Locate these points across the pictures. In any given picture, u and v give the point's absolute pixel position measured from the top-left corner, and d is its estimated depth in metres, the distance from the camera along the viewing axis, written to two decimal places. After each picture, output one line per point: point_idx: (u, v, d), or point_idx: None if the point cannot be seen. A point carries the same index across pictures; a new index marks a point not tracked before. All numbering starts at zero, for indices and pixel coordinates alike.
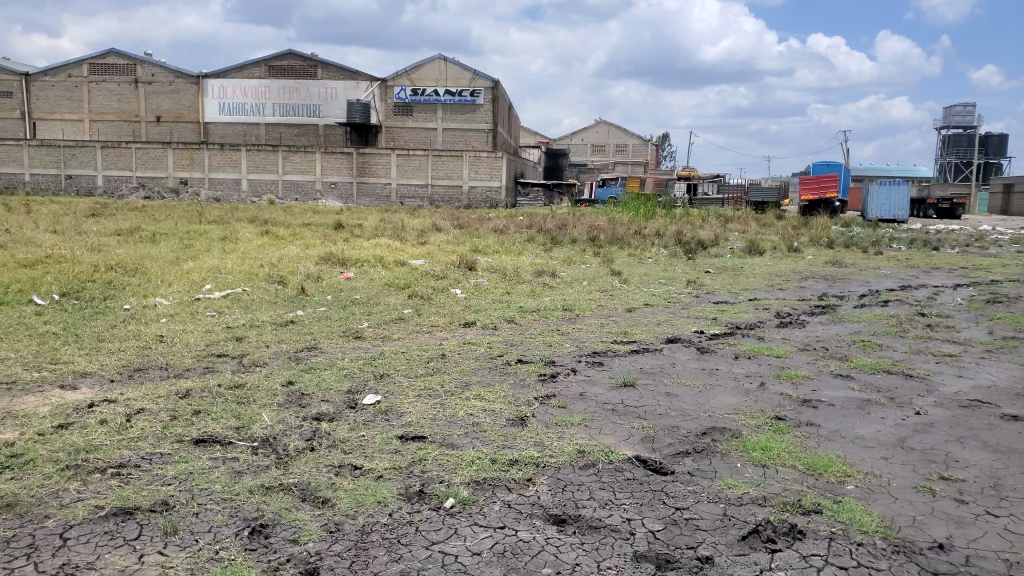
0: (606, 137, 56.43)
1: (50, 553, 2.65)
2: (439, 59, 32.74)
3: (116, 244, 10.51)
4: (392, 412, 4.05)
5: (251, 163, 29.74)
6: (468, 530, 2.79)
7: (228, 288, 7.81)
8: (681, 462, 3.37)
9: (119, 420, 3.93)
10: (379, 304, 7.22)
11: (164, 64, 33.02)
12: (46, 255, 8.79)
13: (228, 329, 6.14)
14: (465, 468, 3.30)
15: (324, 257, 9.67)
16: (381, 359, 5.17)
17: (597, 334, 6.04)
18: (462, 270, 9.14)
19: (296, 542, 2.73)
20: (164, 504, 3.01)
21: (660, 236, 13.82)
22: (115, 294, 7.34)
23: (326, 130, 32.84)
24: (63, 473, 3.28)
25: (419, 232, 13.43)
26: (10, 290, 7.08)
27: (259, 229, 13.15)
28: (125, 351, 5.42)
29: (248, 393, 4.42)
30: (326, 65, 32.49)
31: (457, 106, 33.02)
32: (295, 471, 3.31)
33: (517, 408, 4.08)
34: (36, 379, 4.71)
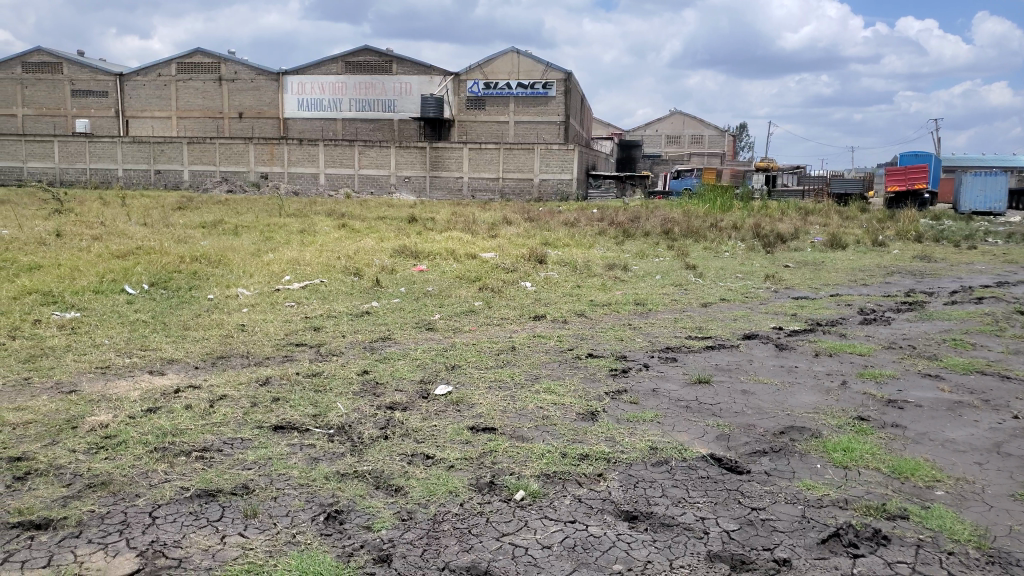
0: (680, 128, 55.42)
1: (140, 531, 2.78)
2: (512, 51, 32.68)
3: (200, 236, 10.95)
4: (463, 403, 4.07)
5: (328, 158, 30.56)
6: (539, 524, 2.79)
7: (306, 280, 8.02)
8: (758, 461, 3.29)
9: (203, 406, 4.08)
10: (450, 296, 7.29)
11: (246, 62, 34.10)
12: (137, 246, 9.22)
13: (306, 320, 6.30)
14: (535, 461, 3.30)
15: (398, 250, 9.83)
16: (453, 351, 5.21)
17: (670, 329, 5.95)
18: (533, 263, 9.14)
19: (369, 529, 2.78)
20: (245, 487, 3.12)
21: (737, 229, 13.48)
22: (200, 285, 7.64)
23: (400, 125, 33.41)
24: (151, 455, 3.43)
25: (490, 225, 13.50)
26: (103, 279, 7.45)
27: (336, 223, 13.47)
28: (210, 339, 5.63)
29: (324, 382, 4.53)
30: (400, 61, 32.96)
31: (529, 98, 32.93)
32: (370, 459, 3.38)
33: (588, 402, 4.06)
34: (127, 364, 4.95)
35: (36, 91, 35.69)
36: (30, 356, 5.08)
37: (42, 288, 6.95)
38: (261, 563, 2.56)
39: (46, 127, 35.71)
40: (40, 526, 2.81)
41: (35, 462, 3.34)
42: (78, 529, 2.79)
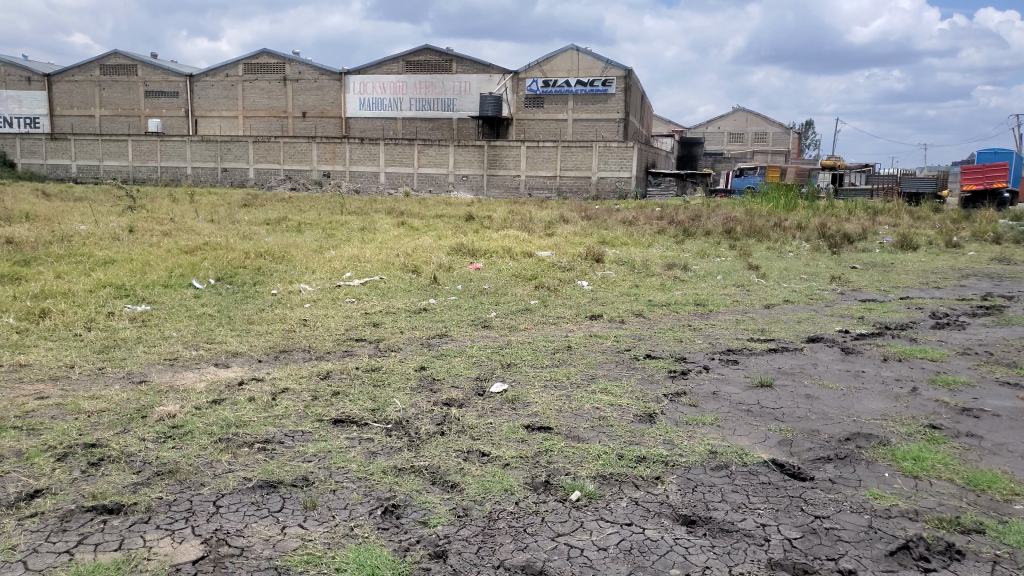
0: (743, 126, 54.38)
1: (205, 519, 2.85)
2: (571, 49, 32.54)
3: (264, 233, 11.21)
4: (518, 402, 4.07)
5: (388, 157, 31.00)
6: (595, 525, 2.76)
7: (366, 276, 8.13)
8: (822, 468, 3.20)
9: (266, 398, 4.18)
10: (507, 294, 7.29)
11: (310, 62, 34.81)
12: (205, 242, 9.49)
13: (366, 316, 6.39)
14: (592, 462, 3.28)
15: (456, 247, 9.90)
16: (509, 348, 5.22)
17: (731, 330, 5.84)
18: (590, 262, 9.08)
19: (425, 525, 2.80)
20: (305, 479, 3.18)
21: (801, 229, 13.14)
22: (264, 280, 7.81)
23: (459, 124, 33.67)
24: (216, 446, 3.52)
25: (547, 223, 13.49)
26: (172, 274, 7.70)
27: (395, 220, 13.65)
28: (272, 333, 5.76)
29: (383, 376, 4.60)
30: (460, 59, 33.20)
31: (588, 96, 32.74)
32: (427, 455, 3.40)
33: (646, 404, 4.01)
34: (193, 357, 5.10)
35: (112, 92, 37.01)
36: (103, 347, 5.28)
37: (116, 281, 7.23)
38: (319, 555, 2.60)
39: (120, 127, 37.04)
40: (112, 510, 2.91)
41: (107, 449, 3.47)
42: (147, 515, 2.89)
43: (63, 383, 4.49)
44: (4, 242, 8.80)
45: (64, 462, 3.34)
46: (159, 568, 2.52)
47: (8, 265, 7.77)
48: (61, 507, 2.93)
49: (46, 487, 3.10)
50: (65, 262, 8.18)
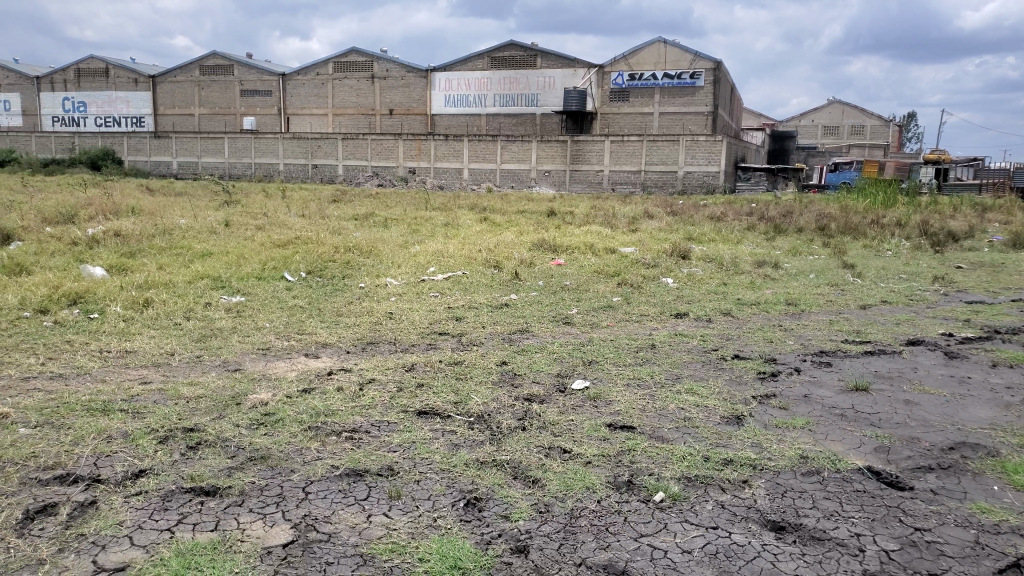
0: (839, 119, 52.30)
1: (295, 504, 2.95)
2: (658, 42, 32.03)
3: (353, 228, 11.50)
4: (600, 400, 4.03)
5: (472, 153, 31.29)
6: (679, 527, 2.71)
7: (449, 271, 8.22)
8: (922, 478, 3.04)
9: (353, 389, 4.29)
10: (589, 291, 7.25)
11: (397, 60, 35.50)
12: (297, 237, 9.81)
13: (449, 310, 6.47)
14: (676, 463, 3.22)
15: (538, 243, 9.89)
16: (591, 346, 5.18)
17: (823, 331, 5.63)
18: (675, 259, 8.93)
19: (507, 519, 2.81)
20: (390, 469, 3.24)
21: (901, 226, 12.53)
22: (352, 274, 8.02)
23: (543, 119, 33.68)
24: (306, 433, 3.64)
25: (631, 219, 13.32)
26: (265, 266, 8.00)
27: (478, 216, 13.75)
28: (360, 325, 5.91)
29: (466, 370, 4.63)
30: (545, 54, 33.19)
31: (675, 89, 32.16)
32: (508, 449, 3.42)
33: (734, 406, 3.91)
34: (285, 347, 5.28)
35: (211, 92, 38.62)
36: (201, 336, 5.54)
37: (213, 273, 7.55)
38: (403, 544, 2.64)
39: (218, 125, 38.68)
40: (209, 492, 3.04)
41: (205, 433, 3.64)
42: (241, 498, 3.01)
43: (165, 369, 4.74)
44: (113, 235, 9.32)
45: (166, 444, 3.52)
46: (253, 550, 2.62)
47: (116, 256, 8.24)
48: (163, 487, 3.09)
49: (149, 467, 3.26)
50: (167, 254, 8.60)
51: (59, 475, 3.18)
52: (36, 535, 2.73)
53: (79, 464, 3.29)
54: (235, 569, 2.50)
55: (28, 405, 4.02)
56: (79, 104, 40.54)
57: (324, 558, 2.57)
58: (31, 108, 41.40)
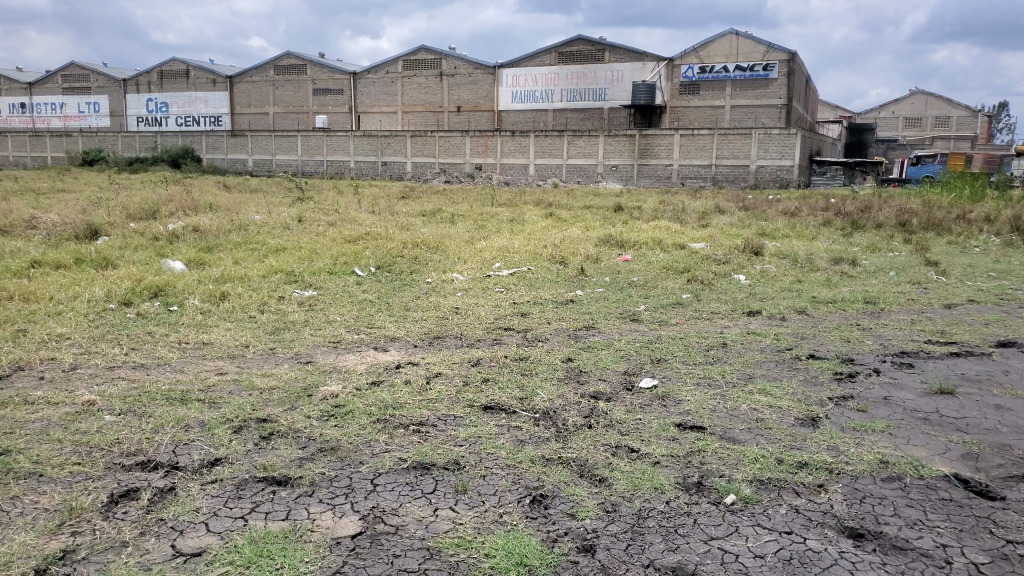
0: (922, 110, 50.17)
1: (363, 496, 2.99)
2: (730, 33, 31.27)
3: (420, 224, 11.63)
4: (669, 398, 3.97)
5: (538, 149, 31.28)
6: (751, 531, 2.64)
7: (515, 267, 8.22)
8: (1015, 488, 2.89)
9: (420, 382, 4.33)
10: (658, 287, 7.14)
11: (465, 57, 35.72)
12: (366, 232, 9.97)
13: (514, 305, 6.47)
14: (748, 465, 3.13)
15: (605, 239, 9.81)
16: (660, 343, 5.10)
17: (905, 331, 5.40)
18: (747, 255, 8.72)
19: (573, 517, 2.78)
20: (456, 463, 3.26)
21: (989, 222, 11.93)
22: (419, 269, 8.11)
23: (610, 113, 33.41)
24: (374, 426, 3.69)
25: (701, 214, 13.06)
26: (336, 261, 8.16)
27: (544, 212, 13.72)
28: (427, 320, 5.97)
29: (532, 366, 4.62)
30: (613, 48, 32.89)
31: (748, 81, 31.37)
32: (574, 446, 3.39)
33: (808, 407, 3.78)
34: (355, 340, 5.37)
35: (284, 91, 39.63)
36: (275, 329, 5.68)
37: (286, 267, 7.75)
38: (470, 539, 2.65)
39: (291, 123, 39.70)
40: (281, 482, 3.11)
41: (277, 424, 3.72)
42: (311, 488, 3.06)
43: (240, 361, 4.87)
44: (192, 230, 9.66)
45: (240, 434, 3.62)
46: (322, 540, 2.66)
47: (195, 251, 8.54)
48: (238, 475, 3.17)
49: (224, 456, 3.36)
50: (242, 249, 8.88)
51: (141, 461, 3.31)
52: (119, 518, 2.84)
53: (159, 451, 3.42)
54: (305, 558, 2.54)
55: (113, 393, 4.20)
56: (162, 104, 42.14)
57: (391, 551, 2.59)
58: (117, 109, 43.24)
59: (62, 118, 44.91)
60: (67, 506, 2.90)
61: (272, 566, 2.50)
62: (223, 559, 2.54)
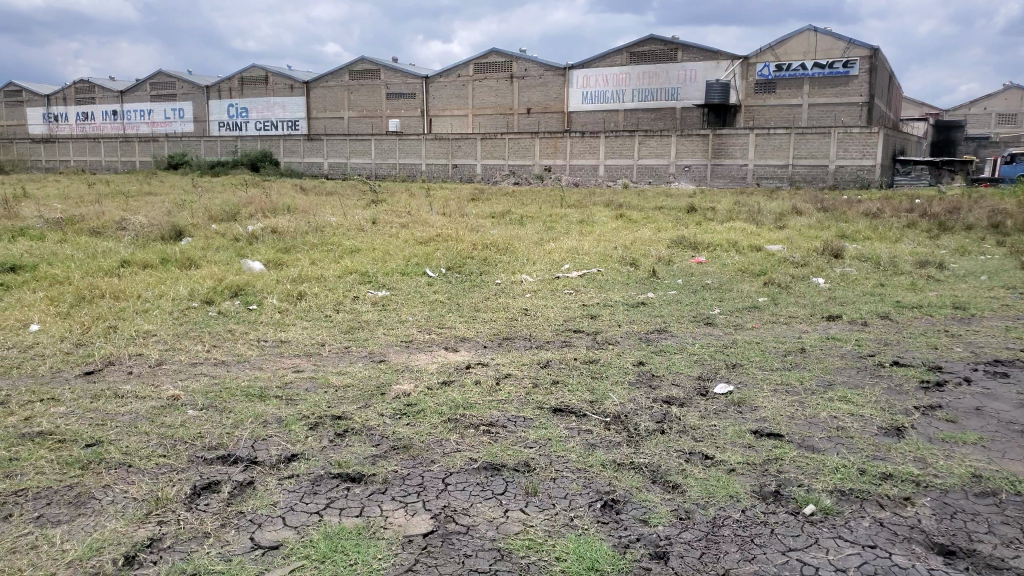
0: (1017, 106, 47.60)
1: (434, 495, 3.01)
2: (808, 30, 30.35)
3: (490, 226, 11.73)
4: (745, 405, 3.87)
5: (609, 149, 31.10)
6: (832, 543, 2.54)
7: (584, 268, 8.19)
8: None
9: (490, 382, 4.36)
10: (733, 290, 6.98)
11: (536, 59, 35.81)
12: (438, 234, 10.08)
13: (584, 307, 6.44)
14: (827, 475, 3.03)
15: (677, 240, 9.69)
16: (734, 347, 5.00)
17: (999, 339, 5.12)
18: (826, 258, 8.45)
19: (646, 523, 2.74)
20: (526, 465, 3.25)
21: None
22: (489, 270, 8.16)
23: (683, 113, 32.90)
24: (446, 425, 3.72)
25: (777, 215, 12.74)
26: (408, 262, 8.29)
27: (614, 213, 13.62)
28: (496, 321, 5.99)
29: (602, 369, 4.58)
30: (686, 48, 32.39)
31: (827, 78, 30.40)
32: (646, 451, 3.34)
33: (893, 416, 3.63)
34: (427, 340, 5.43)
35: (359, 96, 40.52)
36: (349, 328, 5.81)
37: (361, 268, 7.91)
38: (540, 541, 2.64)
39: (365, 127, 40.55)
40: (355, 479, 3.17)
41: (352, 421, 3.80)
42: (384, 486, 3.11)
43: (316, 359, 4.99)
44: (271, 231, 9.97)
45: (315, 430, 3.70)
46: (394, 537, 2.70)
47: (274, 252, 8.81)
48: (313, 471, 3.25)
49: (301, 452, 3.44)
50: (318, 250, 9.10)
51: (221, 455, 3.42)
52: (201, 510, 2.94)
53: (239, 446, 3.53)
54: (379, 555, 2.58)
55: (195, 388, 4.36)
56: (242, 110, 43.68)
57: (462, 551, 2.60)
58: (201, 115, 44.98)
59: (149, 124, 46.85)
60: (154, 497, 3.02)
61: (346, 562, 2.55)
62: (299, 553, 2.60)
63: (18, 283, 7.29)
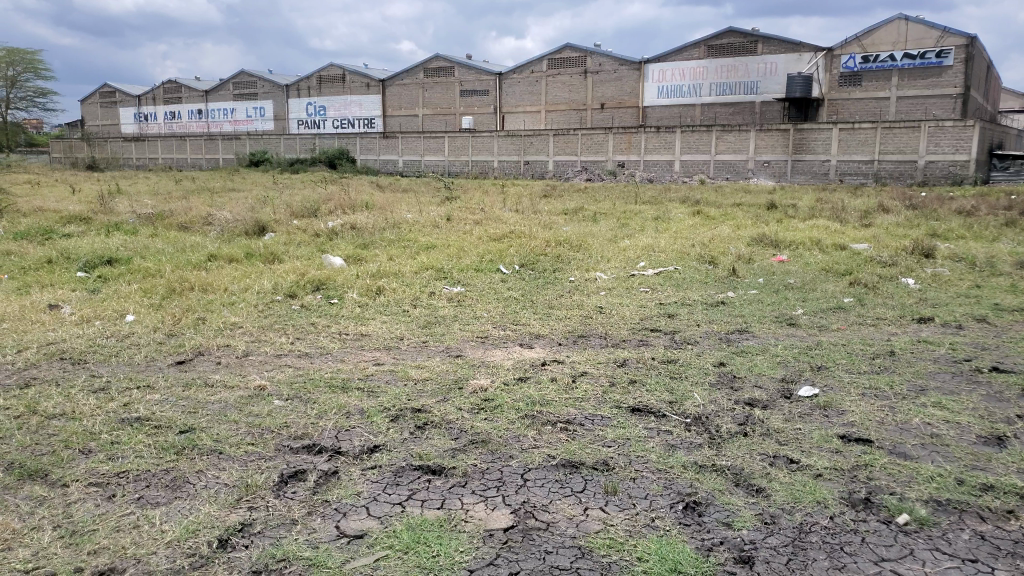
0: None
1: (514, 490, 3.04)
2: (899, 19, 29.10)
3: (563, 222, 11.70)
4: (832, 408, 3.76)
5: (684, 145, 30.66)
6: (928, 555, 2.45)
7: (660, 266, 8.08)
8: None
9: (567, 380, 4.35)
10: (816, 290, 6.77)
11: (611, 54, 35.54)
12: (512, 231, 10.12)
13: (661, 306, 6.36)
14: (922, 484, 2.91)
15: (757, 238, 9.45)
16: (820, 349, 4.86)
17: None
18: (917, 257, 8.11)
19: (729, 527, 2.70)
20: (605, 464, 3.24)
21: None
22: (563, 267, 8.15)
23: (762, 107, 32.05)
24: (523, 421, 3.74)
25: (862, 212, 12.31)
26: (482, 259, 8.36)
27: (691, 209, 13.43)
28: (571, 318, 5.97)
29: (680, 369, 4.52)
30: (767, 40, 31.52)
31: (918, 70, 29.08)
32: (729, 454, 3.28)
33: (993, 425, 3.46)
34: (502, 336, 5.47)
35: (433, 93, 41.04)
36: (426, 323, 5.90)
37: (437, 264, 8.01)
38: (621, 540, 2.63)
39: (439, 125, 41.05)
40: (435, 471, 3.22)
41: (431, 415, 3.86)
42: (464, 479, 3.15)
43: (396, 353, 5.08)
44: (349, 227, 10.20)
45: (396, 423, 3.77)
46: (476, 531, 2.73)
47: (353, 247, 9.02)
48: (395, 463, 3.32)
49: (383, 443, 3.52)
50: (396, 246, 9.26)
51: (307, 445, 3.53)
52: (289, 497, 3.04)
53: (323, 436, 3.63)
54: (461, 547, 2.61)
55: (281, 379, 4.52)
56: (321, 108, 44.82)
57: (544, 547, 2.61)
58: (281, 113, 46.30)
59: (232, 123, 48.43)
60: (245, 483, 3.14)
61: (430, 553, 2.59)
62: (383, 543, 2.66)
63: (114, 275, 7.66)
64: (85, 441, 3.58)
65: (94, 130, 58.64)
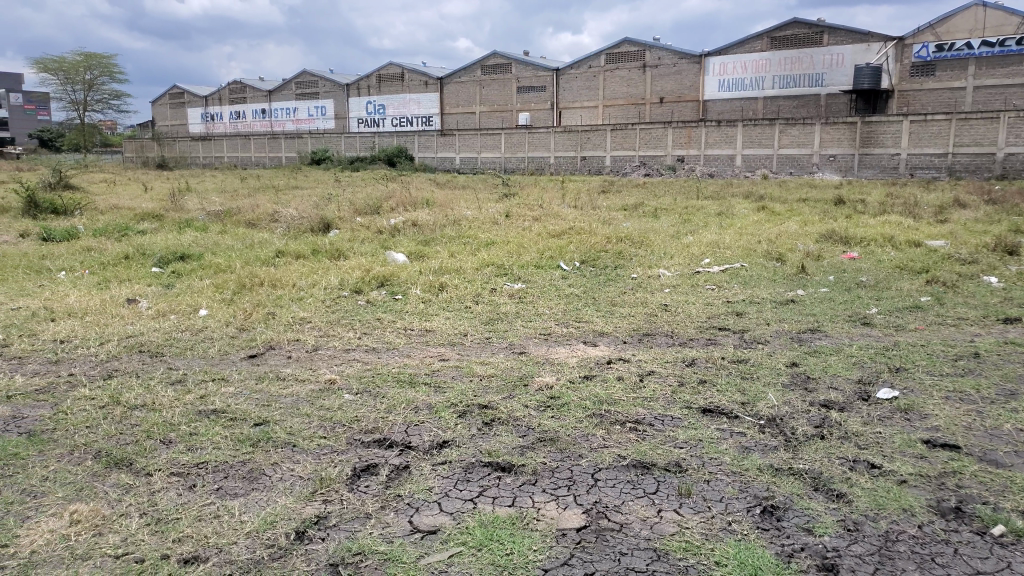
0: None
1: (585, 489, 3.02)
2: (975, 5, 27.94)
3: (623, 219, 11.55)
4: (913, 412, 3.62)
5: (746, 139, 30.05)
6: None
7: (725, 263, 7.92)
8: None
9: (634, 379, 4.30)
10: (890, 289, 6.54)
11: (670, 47, 35.08)
12: (571, 227, 10.07)
13: (728, 304, 6.23)
14: (1017, 494, 2.78)
15: (825, 234, 9.17)
16: (897, 350, 4.69)
17: None
18: (998, 255, 7.76)
19: (810, 533, 2.62)
20: (678, 465, 3.19)
21: None
22: (624, 264, 8.08)
23: (828, 100, 31.19)
24: (591, 420, 3.71)
25: (937, 207, 11.85)
26: (543, 256, 8.33)
27: (755, 205, 13.15)
28: (636, 316, 5.90)
29: (752, 369, 4.42)
30: (833, 30, 30.69)
31: (996, 58, 27.82)
32: (806, 457, 3.19)
33: None
34: (566, 333, 5.45)
35: (491, 90, 41.19)
36: (489, 319, 5.92)
37: (498, 261, 8.02)
38: (698, 544, 2.58)
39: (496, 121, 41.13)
40: (505, 469, 3.22)
41: (497, 412, 3.86)
42: (534, 477, 3.14)
43: (459, 349, 5.10)
44: (411, 225, 10.31)
45: (464, 419, 3.79)
46: (548, 530, 2.72)
47: (415, 244, 9.11)
48: (465, 458, 3.33)
49: (451, 439, 3.54)
50: (456, 242, 9.31)
51: (378, 439, 3.57)
52: (363, 491, 3.08)
53: (393, 430, 3.67)
54: (534, 546, 2.61)
55: (350, 373, 4.59)
56: (380, 106, 45.50)
57: (618, 548, 2.59)
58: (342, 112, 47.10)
59: (294, 121, 49.48)
60: (319, 476, 3.20)
61: (504, 551, 2.59)
62: (456, 539, 2.67)
63: (187, 271, 7.89)
64: (165, 432, 3.69)
65: (164, 130, 60.56)
